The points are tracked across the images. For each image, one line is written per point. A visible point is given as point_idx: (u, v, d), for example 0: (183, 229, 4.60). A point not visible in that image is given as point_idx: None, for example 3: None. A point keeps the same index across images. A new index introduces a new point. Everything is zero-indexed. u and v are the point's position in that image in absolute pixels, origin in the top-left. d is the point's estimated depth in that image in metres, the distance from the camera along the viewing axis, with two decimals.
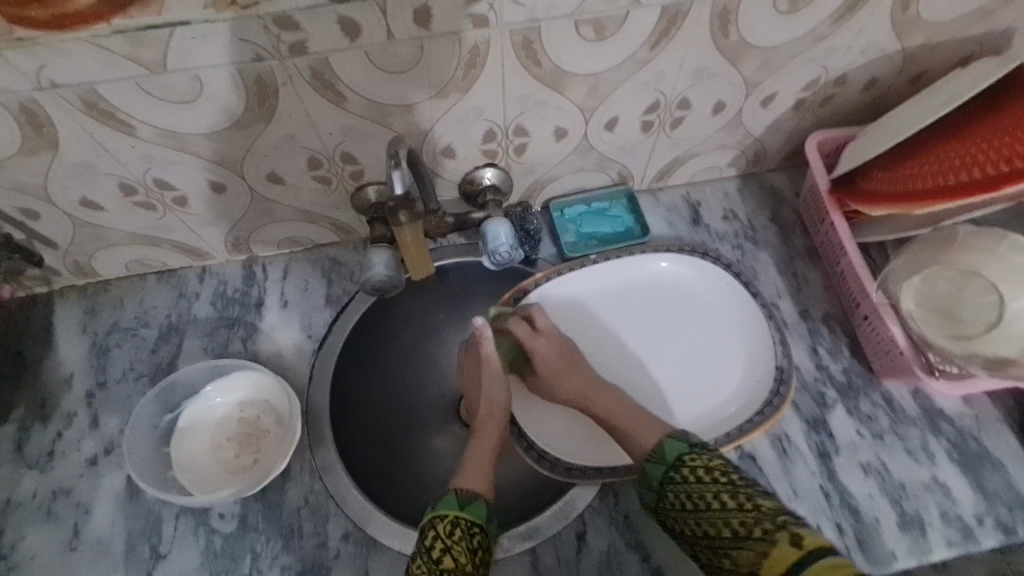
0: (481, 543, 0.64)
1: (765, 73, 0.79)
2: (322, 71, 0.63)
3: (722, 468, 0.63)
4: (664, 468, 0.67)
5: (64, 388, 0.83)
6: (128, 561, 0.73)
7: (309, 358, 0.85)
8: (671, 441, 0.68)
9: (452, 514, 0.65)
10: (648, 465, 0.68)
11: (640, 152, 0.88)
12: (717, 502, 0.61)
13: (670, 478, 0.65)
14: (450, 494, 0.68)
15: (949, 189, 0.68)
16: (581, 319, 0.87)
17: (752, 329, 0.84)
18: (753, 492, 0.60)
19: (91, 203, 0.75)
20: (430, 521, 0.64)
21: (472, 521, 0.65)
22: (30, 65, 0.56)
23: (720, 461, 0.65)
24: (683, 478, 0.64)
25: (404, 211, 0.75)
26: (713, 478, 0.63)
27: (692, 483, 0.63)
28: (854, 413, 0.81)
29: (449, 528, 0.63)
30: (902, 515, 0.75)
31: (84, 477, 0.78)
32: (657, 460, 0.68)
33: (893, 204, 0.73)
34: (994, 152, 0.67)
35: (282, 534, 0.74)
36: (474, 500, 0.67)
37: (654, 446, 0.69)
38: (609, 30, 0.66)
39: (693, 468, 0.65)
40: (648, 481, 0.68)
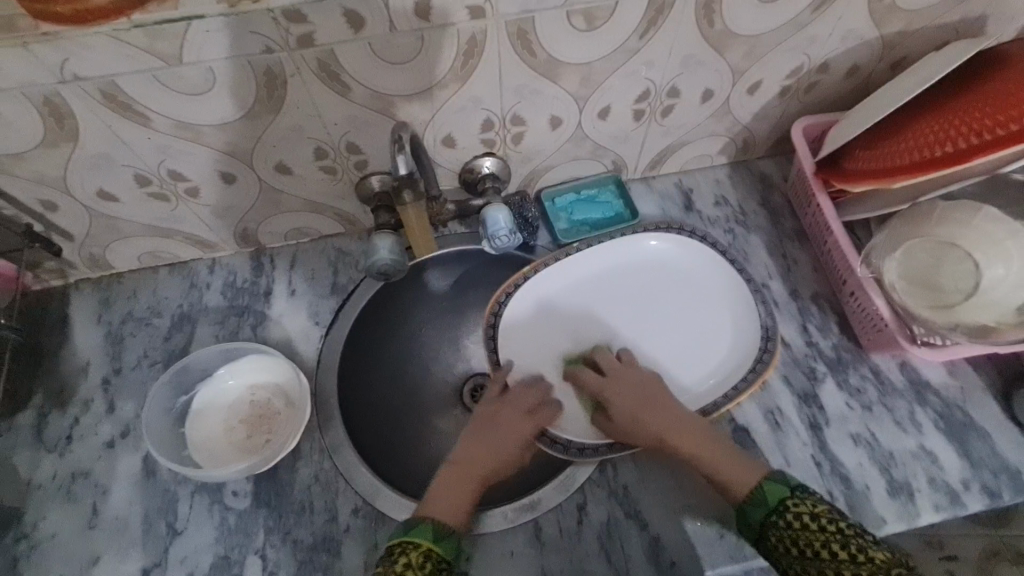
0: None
1: (750, 60, 0.82)
2: (328, 63, 0.66)
3: (829, 515, 0.65)
4: (766, 511, 0.67)
5: (81, 375, 0.86)
6: (146, 537, 0.76)
7: (317, 343, 0.88)
8: (772, 484, 0.68)
9: (426, 544, 0.67)
10: (748, 508, 0.68)
11: (633, 140, 0.92)
12: (831, 550, 0.63)
13: (774, 523, 0.67)
14: (421, 522, 0.69)
15: (921, 164, 0.72)
16: (569, 313, 0.91)
17: (740, 301, 0.87)
18: (850, 536, 0.64)
19: (108, 195, 0.78)
20: (401, 547, 0.67)
21: (443, 555, 0.67)
22: (53, 59, 0.59)
23: (823, 507, 0.66)
24: (789, 524, 0.65)
25: (409, 191, 0.78)
26: (819, 525, 0.64)
27: (798, 529, 0.65)
28: (843, 386, 0.84)
29: (421, 559, 0.66)
30: (891, 483, 0.78)
31: (102, 459, 0.81)
32: (758, 504, 0.68)
33: (869, 181, 0.77)
34: (962, 128, 0.71)
35: (293, 510, 0.77)
36: (449, 535, 0.69)
37: (752, 489, 0.69)
38: (599, 20, 0.70)
39: (799, 514, 0.66)
40: (748, 522, 0.69)
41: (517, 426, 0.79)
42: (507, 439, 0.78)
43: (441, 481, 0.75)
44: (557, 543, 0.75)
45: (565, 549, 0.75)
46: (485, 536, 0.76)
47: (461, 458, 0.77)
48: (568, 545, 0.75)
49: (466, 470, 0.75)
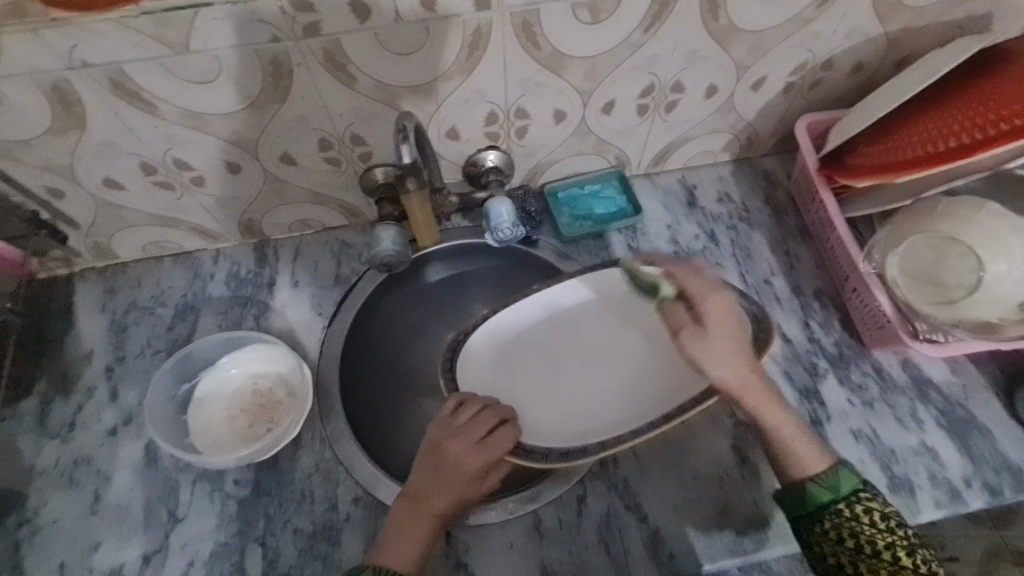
0: None
1: (754, 56, 0.82)
2: (334, 53, 0.67)
3: (896, 519, 0.67)
4: (836, 497, 0.67)
5: (84, 363, 0.86)
6: (147, 524, 0.76)
7: (319, 333, 0.88)
8: (851, 476, 0.68)
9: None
10: (815, 489, 0.68)
11: (637, 135, 0.92)
12: (888, 550, 0.65)
13: (836, 510, 0.67)
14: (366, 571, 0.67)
15: (925, 159, 0.72)
16: (529, 355, 0.88)
17: None
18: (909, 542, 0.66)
19: (114, 183, 0.78)
20: None
21: None
22: (62, 45, 0.60)
23: (890, 509, 0.67)
24: (857, 517, 0.66)
25: (413, 179, 0.80)
26: (887, 526, 0.66)
27: (867, 525, 0.66)
28: (845, 382, 0.84)
29: None
30: (892, 479, 0.78)
31: (104, 446, 0.81)
32: (832, 489, 0.67)
33: (873, 176, 0.76)
34: (965, 123, 0.71)
35: (294, 499, 0.77)
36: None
37: (826, 472, 0.68)
38: (604, 13, 0.70)
39: (869, 510, 0.66)
40: (805, 501, 0.68)
41: (476, 454, 0.70)
42: (465, 467, 0.70)
43: (395, 516, 0.70)
44: (556, 535, 0.76)
45: (564, 541, 0.75)
46: (485, 527, 0.76)
47: (423, 493, 0.70)
48: (568, 537, 0.75)
49: (421, 507, 0.70)
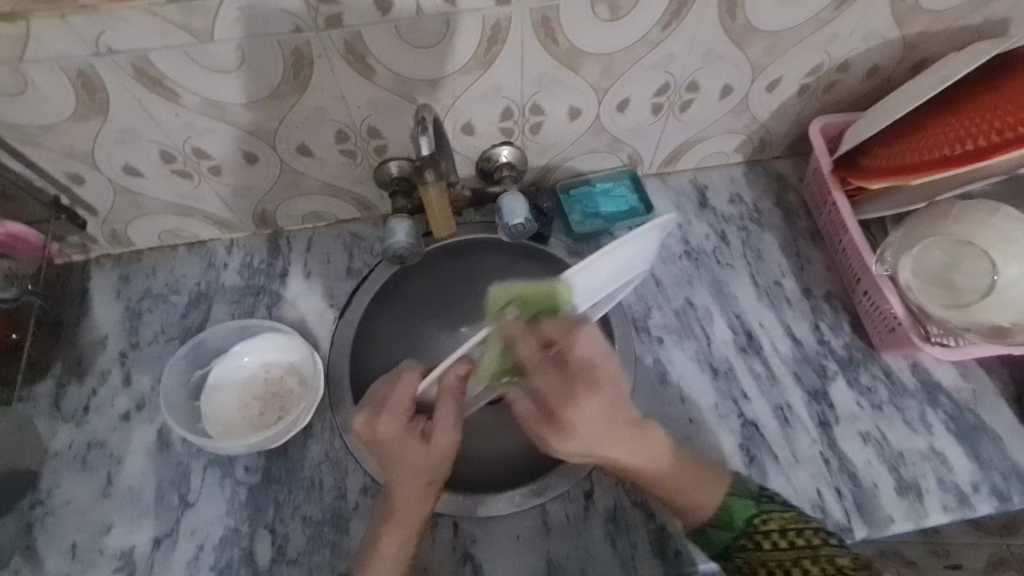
0: None
1: (771, 57, 0.83)
2: (354, 45, 0.67)
3: (797, 531, 0.69)
4: (733, 532, 0.70)
5: (99, 348, 0.87)
6: (159, 508, 0.77)
7: (331, 324, 0.89)
8: (739, 498, 0.71)
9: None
10: (712, 531, 0.71)
11: (650, 134, 0.92)
12: (802, 566, 0.67)
13: (740, 546, 0.70)
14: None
15: (944, 160, 0.72)
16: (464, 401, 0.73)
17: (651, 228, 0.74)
18: (817, 547, 0.67)
19: (133, 170, 0.79)
20: None
21: None
22: (89, 30, 0.61)
23: (791, 522, 0.70)
24: (759, 545, 0.69)
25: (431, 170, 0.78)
26: (788, 541, 0.68)
27: (768, 549, 0.69)
28: (854, 384, 0.84)
29: None
30: (899, 482, 0.78)
31: (117, 430, 0.82)
32: (725, 526, 0.71)
33: (890, 178, 0.76)
34: (984, 125, 0.71)
35: (303, 486, 0.78)
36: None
37: (716, 513, 0.71)
38: (622, 10, 0.71)
39: (768, 531, 0.69)
40: (709, 542, 0.72)
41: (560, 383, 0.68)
42: (398, 447, 0.71)
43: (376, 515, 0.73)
44: (563, 530, 0.76)
45: (570, 535, 0.75)
46: (494, 519, 0.76)
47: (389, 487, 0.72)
48: (575, 531, 0.76)
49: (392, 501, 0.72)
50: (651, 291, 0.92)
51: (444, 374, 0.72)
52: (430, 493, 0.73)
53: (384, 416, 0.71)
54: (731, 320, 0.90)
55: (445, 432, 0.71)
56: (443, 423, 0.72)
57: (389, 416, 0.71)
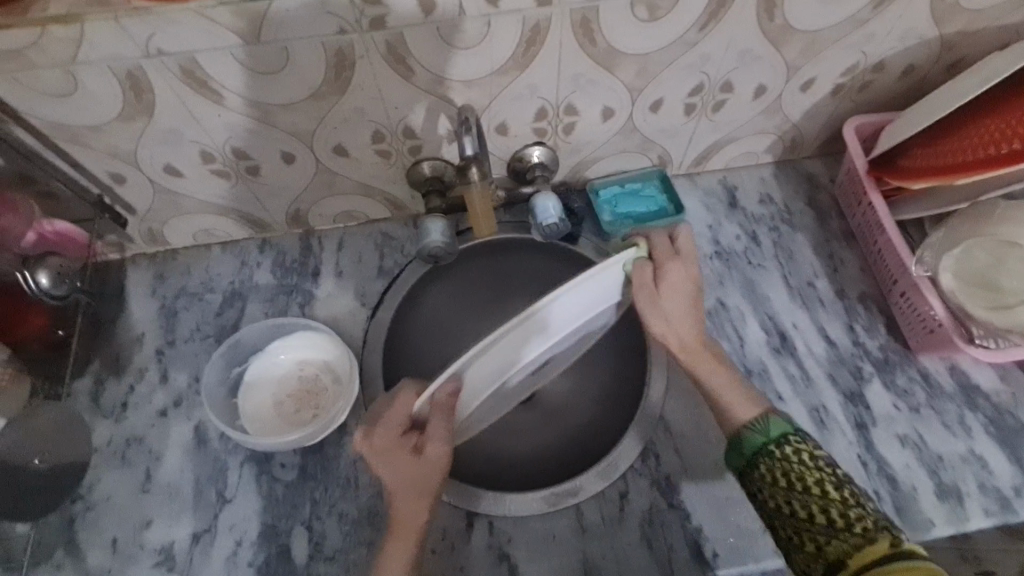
0: None
1: (807, 57, 0.82)
2: (396, 46, 0.68)
3: (827, 460, 0.63)
4: (765, 436, 0.66)
5: (136, 345, 0.89)
6: (196, 504, 0.78)
7: (364, 323, 0.90)
8: (779, 417, 0.67)
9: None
10: (745, 431, 0.67)
11: (682, 134, 0.92)
12: (822, 489, 0.61)
13: (767, 453, 0.65)
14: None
15: (985, 159, 0.71)
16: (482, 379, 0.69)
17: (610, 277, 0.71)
18: (845, 481, 0.61)
19: (174, 170, 0.81)
20: None
21: None
22: (141, 33, 0.62)
23: (823, 452, 0.64)
24: (782, 457, 0.64)
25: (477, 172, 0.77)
26: (816, 465, 0.62)
27: (792, 463, 0.63)
28: (890, 387, 0.84)
29: None
30: (939, 486, 0.77)
31: (155, 426, 0.83)
32: (756, 429, 0.66)
33: (931, 177, 0.76)
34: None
35: (339, 484, 0.79)
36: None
37: (756, 417, 0.68)
38: (662, 11, 0.71)
39: (798, 449, 0.64)
40: (741, 449, 0.67)
41: (684, 264, 0.72)
42: (392, 463, 0.70)
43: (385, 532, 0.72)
44: (599, 530, 0.76)
45: (606, 536, 0.75)
46: (528, 518, 0.77)
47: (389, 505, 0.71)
48: (610, 532, 0.75)
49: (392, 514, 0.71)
50: None
51: (431, 395, 0.66)
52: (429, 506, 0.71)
53: (379, 435, 0.72)
54: (763, 321, 0.89)
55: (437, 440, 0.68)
56: (434, 433, 0.68)
57: (387, 430, 0.71)
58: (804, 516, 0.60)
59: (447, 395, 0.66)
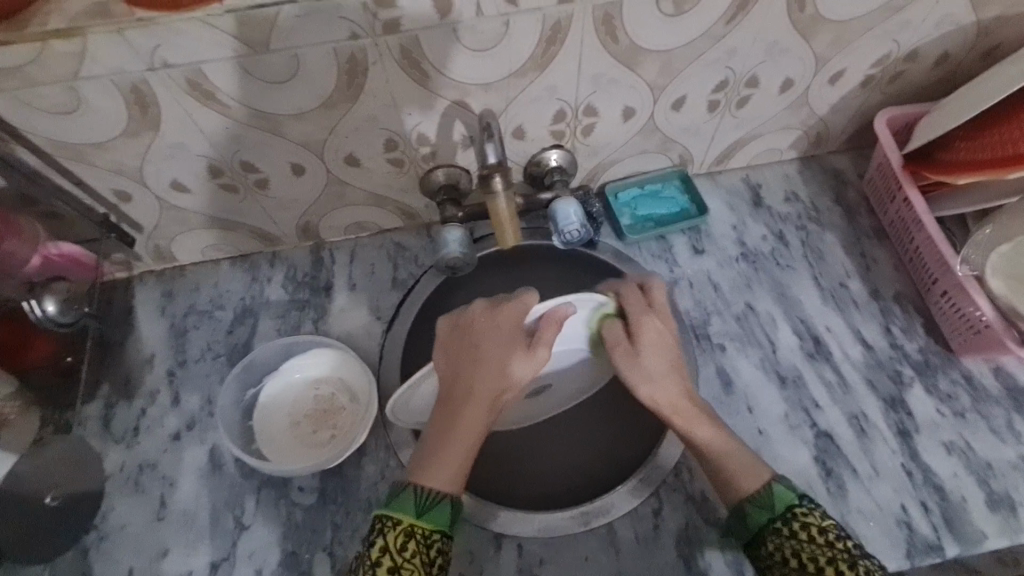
0: (437, 550, 0.63)
1: (837, 48, 0.78)
2: (410, 50, 0.65)
3: (837, 532, 0.60)
4: (769, 516, 0.63)
5: (146, 367, 0.86)
6: (214, 531, 0.75)
7: (379, 337, 0.87)
8: (781, 488, 0.64)
9: (407, 521, 0.63)
10: (750, 510, 0.64)
11: (704, 132, 0.89)
12: (837, 568, 0.58)
13: (774, 530, 0.62)
14: (408, 489, 0.65)
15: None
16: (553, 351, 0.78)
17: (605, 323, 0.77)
18: (857, 556, 0.58)
19: (180, 186, 0.78)
20: (381, 526, 0.63)
21: (429, 531, 0.63)
22: (144, 45, 0.59)
23: (831, 523, 0.61)
24: (792, 535, 0.61)
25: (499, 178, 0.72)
26: (827, 541, 0.59)
27: (802, 541, 0.60)
28: (932, 391, 0.80)
29: (400, 542, 0.61)
30: (989, 495, 0.73)
31: (168, 451, 0.80)
32: (766, 508, 0.63)
33: (973, 175, 0.73)
34: None
35: (361, 507, 0.76)
36: (436, 507, 0.64)
37: (760, 490, 0.64)
38: (687, 4, 0.67)
39: (806, 524, 0.61)
40: (746, 525, 0.64)
41: (659, 320, 0.74)
42: (489, 347, 0.70)
43: (437, 423, 0.70)
44: (633, 550, 0.72)
45: (641, 555, 0.72)
46: (560, 538, 0.73)
47: (462, 395, 0.69)
48: (645, 551, 0.72)
49: (464, 399, 0.69)
50: (709, 297, 0.88)
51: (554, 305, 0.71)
52: (497, 408, 0.70)
53: (480, 325, 0.72)
54: (795, 326, 0.86)
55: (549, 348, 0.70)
56: (545, 340, 0.70)
57: (506, 319, 0.71)
58: None
59: (561, 315, 0.71)
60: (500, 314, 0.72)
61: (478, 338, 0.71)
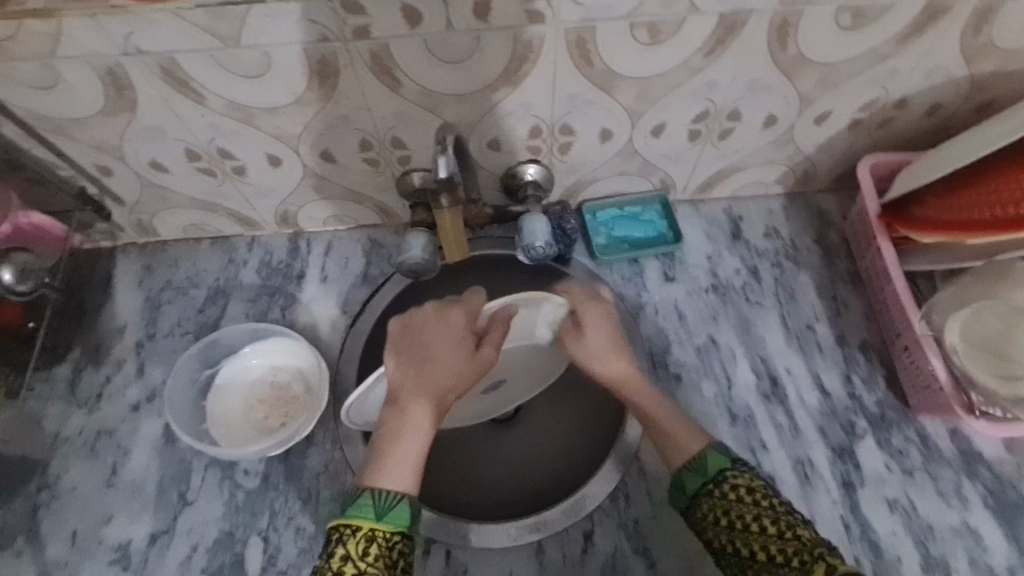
0: (399, 551, 0.60)
1: (822, 89, 0.77)
2: (381, 56, 0.66)
3: (764, 491, 0.60)
4: (702, 480, 0.63)
5: (117, 336, 0.88)
6: (158, 504, 0.78)
7: (343, 331, 0.88)
8: (716, 452, 0.64)
9: (367, 526, 0.60)
10: (686, 474, 0.64)
11: (685, 159, 0.88)
12: (762, 524, 0.58)
13: (708, 492, 0.62)
14: (364, 495, 0.62)
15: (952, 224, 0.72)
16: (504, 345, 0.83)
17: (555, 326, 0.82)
18: (781, 512, 0.59)
19: (159, 166, 0.80)
20: (340, 534, 0.60)
21: (389, 531, 0.60)
22: (119, 31, 0.61)
23: (760, 484, 0.61)
24: (722, 496, 0.61)
25: (447, 193, 0.76)
26: (754, 500, 0.59)
27: (730, 502, 0.60)
28: (884, 446, 0.79)
29: (361, 547, 0.59)
30: (926, 558, 0.72)
31: (127, 420, 0.83)
32: (698, 470, 0.63)
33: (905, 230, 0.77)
34: (1009, 192, 0.68)
35: (300, 496, 0.77)
36: (394, 509, 0.61)
37: (695, 456, 0.64)
38: (663, 34, 0.67)
39: (736, 486, 0.61)
40: (683, 489, 0.64)
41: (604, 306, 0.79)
42: (440, 344, 0.72)
43: (386, 423, 0.67)
44: (558, 570, 0.73)
45: None
46: (489, 549, 0.74)
47: (412, 391, 0.68)
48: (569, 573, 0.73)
49: (413, 397, 0.68)
50: (672, 325, 0.88)
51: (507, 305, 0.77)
52: (444, 407, 0.70)
53: (430, 326, 0.73)
54: (755, 363, 0.85)
55: (495, 348, 0.74)
56: (493, 339, 0.74)
57: (456, 318, 0.73)
58: (745, 554, 0.58)
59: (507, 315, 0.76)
60: (451, 314, 0.74)
61: (428, 338, 0.72)
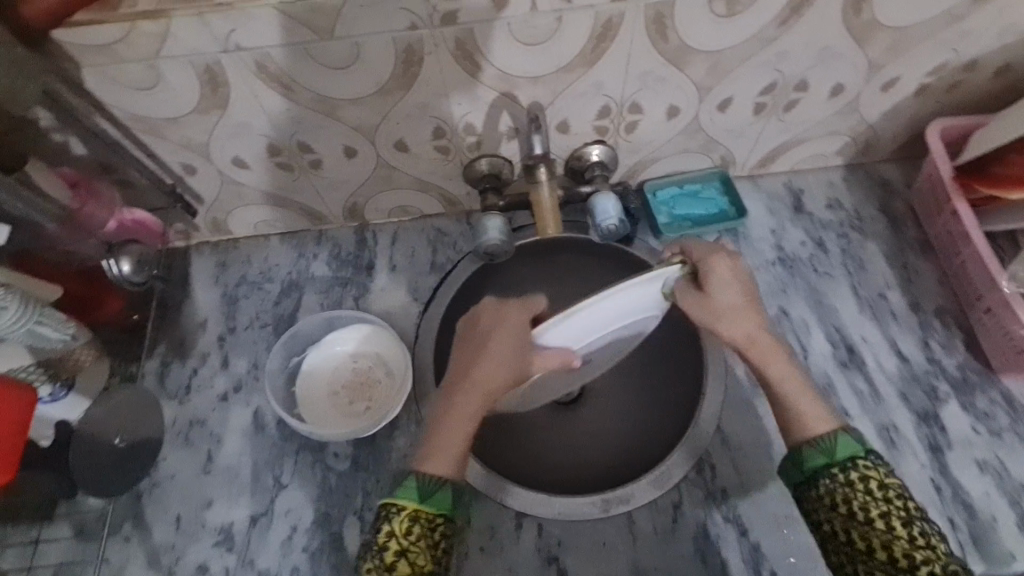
0: (441, 535, 0.62)
1: (891, 55, 0.77)
2: (465, 41, 0.68)
3: (898, 489, 0.60)
4: (825, 463, 0.62)
5: (199, 330, 0.91)
6: (254, 488, 0.80)
7: (416, 317, 0.90)
8: (849, 440, 0.63)
9: (411, 506, 0.62)
10: (807, 450, 0.63)
11: (748, 134, 0.88)
12: (888, 522, 0.58)
13: (829, 476, 0.62)
14: (410, 477, 0.64)
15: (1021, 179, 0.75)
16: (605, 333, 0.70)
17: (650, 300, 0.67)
18: (913, 515, 0.59)
19: (241, 163, 0.83)
20: (387, 511, 0.62)
21: (435, 514, 0.63)
22: (221, 29, 0.63)
23: (893, 480, 0.61)
24: (845, 484, 0.61)
25: (545, 166, 0.79)
26: (886, 496, 0.60)
27: (857, 491, 0.60)
28: (969, 409, 0.78)
29: (407, 526, 0.61)
30: (1021, 517, 0.72)
31: (216, 410, 0.86)
32: (824, 454, 0.63)
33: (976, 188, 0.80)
34: None
35: (390, 476, 0.80)
36: (437, 492, 0.63)
37: (828, 435, 0.63)
38: (740, 6, 0.68)
39: (866, 478, 0.61)
40: (800, 466, 0.64)
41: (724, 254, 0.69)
42: (495, 344, 0.68)
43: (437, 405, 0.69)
44: (651, 541, 0.74)
45: (660, 546, 0.74)
46: (580, 521, 0.76)
47: (461, 382, 0.68)
48: (662, 542, 0.74)
49: (462, 388, 0.68)
50: None
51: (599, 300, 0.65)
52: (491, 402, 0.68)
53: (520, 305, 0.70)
54: (830, 333, 0.85)
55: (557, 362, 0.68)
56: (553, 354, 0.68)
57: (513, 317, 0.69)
58: (861, 546, 0.59)
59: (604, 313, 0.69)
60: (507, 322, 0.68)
61: (478, 339, 0.69)
